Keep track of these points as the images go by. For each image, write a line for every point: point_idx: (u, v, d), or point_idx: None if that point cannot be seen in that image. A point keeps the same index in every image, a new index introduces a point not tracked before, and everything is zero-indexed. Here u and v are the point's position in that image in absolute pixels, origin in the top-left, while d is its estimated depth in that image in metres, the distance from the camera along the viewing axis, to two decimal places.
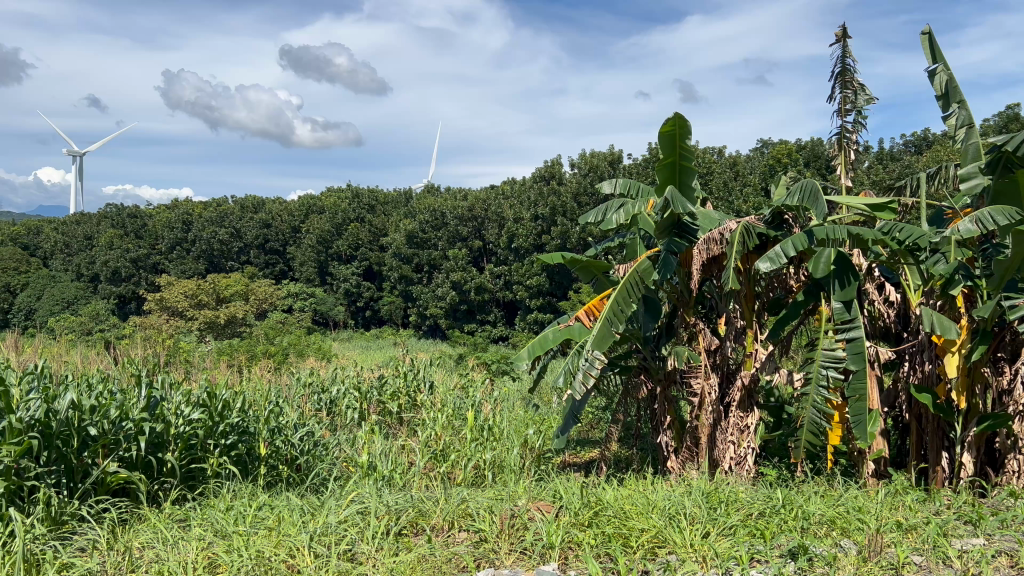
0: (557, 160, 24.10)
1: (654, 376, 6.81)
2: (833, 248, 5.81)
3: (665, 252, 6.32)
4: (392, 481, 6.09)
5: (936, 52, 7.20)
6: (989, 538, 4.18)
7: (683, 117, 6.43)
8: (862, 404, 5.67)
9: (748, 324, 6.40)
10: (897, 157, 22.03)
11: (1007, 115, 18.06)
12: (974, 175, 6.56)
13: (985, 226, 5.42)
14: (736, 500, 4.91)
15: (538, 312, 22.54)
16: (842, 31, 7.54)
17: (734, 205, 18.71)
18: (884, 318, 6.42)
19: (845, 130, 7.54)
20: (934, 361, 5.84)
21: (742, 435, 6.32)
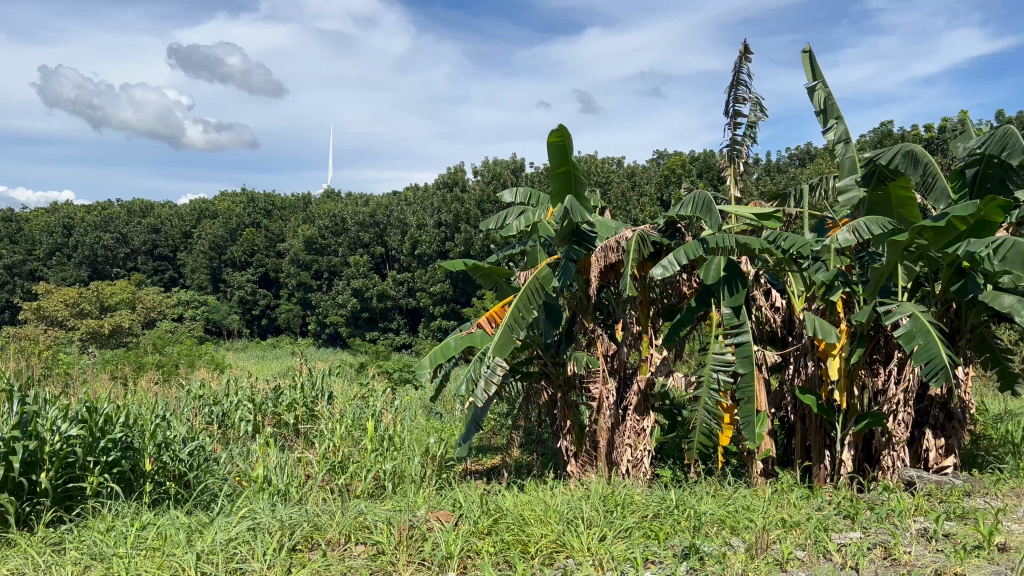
0: (459, 167, 24.14)
1: (554, 382, 6.90)
2: (723, 257, 6.11)
3: (564, 259, 6.39)
4: (287, 495, 5.92)
5: (816, 70, 7.59)
6: (866, 531, 4.40)
7: (568, 129, 6.50)
8: (750, 406, 5.92)
9: (644, 329, 6.57)
10: (783, 169, 23.15)
11: (881, 132, 19.23)
12: (852, 188, 6.69)
13: (861, 236, 5.74)
14: (632, 503, 5.01)
15: (441, 319, 22.47)
16: (744, 46, 7.83)
17: (631, 214, 19.22)
18: (770, 323, 6.65)
19: (736, 142, 7.85)
20: (817, 363, 6.10)
21: (639, 438, 6.47)
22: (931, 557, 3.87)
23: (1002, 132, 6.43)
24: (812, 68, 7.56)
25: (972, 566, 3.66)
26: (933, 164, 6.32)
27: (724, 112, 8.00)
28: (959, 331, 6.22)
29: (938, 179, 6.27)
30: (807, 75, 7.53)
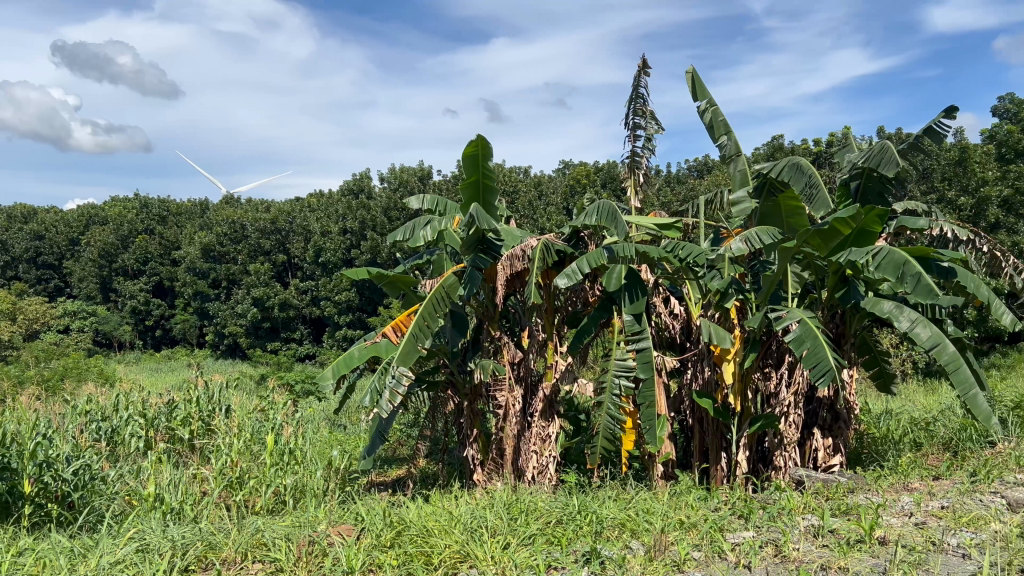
0: (365, 173, 23.86)
1: (461, 390, 6.89)
2: (624, 265, 6.25)
3: (470, 267, 6.40)
4: (181, 514, 5.69)
5: (700, 88, 7.91)
6: (759, 530, 4.57)
7: (485, 139, 6.50)
8: (651, 410, 6.05)
9: (549, 336, 6.67)
10: (682, 180, 23.93)
11: (774, 145, 20.11)
12: (744, 201, 7.12)
13: (753, 246, 5.97)
14: (535, 510, 5.05)
15: (346, 329, 22.10)
16: (642, 61, 8.05)
17: (538, 222, 19.41)
18: (670, 329, 6.84)
19: (635, 154, 8.06)
20: (713, 368, 6.30)
21: (544, 445, 6.54)
22: (818, 553, 4.04)
23: (879, 147, 6.83)
24: (703, 84, 7.85)
25: (854, 560, 3.85)
26: (818, 178, 6.72)
27: (624, 125, 8.20)
28: (844, 335, 6.55)
29: (820, 191, 6.64)
30: (693, 94, 7.83)
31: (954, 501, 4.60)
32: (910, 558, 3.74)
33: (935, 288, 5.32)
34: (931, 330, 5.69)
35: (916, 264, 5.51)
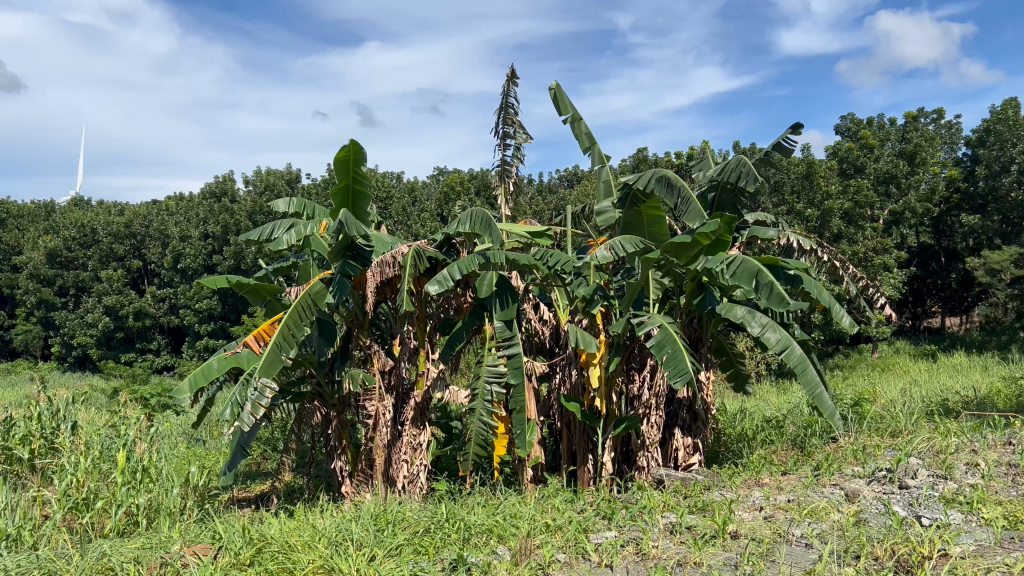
0: (228, 176, 22.96)
1: (328, 401, 6.72)
2: (496, 272, 6.29)
3: (339, 274, 6.21)
4: (18, 541, 5.26)
5: (565, 103, 8.08)
6: (620, 529, 4.71)
7: (359, 145, 6.41)
8: (522, 415, 6.15)
9: (421, 344, 6.61)
10: (552, 188, 24.47)
11: (639, 157, 20.90)
12: (609, 211, 7.27)
13: (617, 253, 6.13)
14: (403, 520, 5.00)
15: (208, 338, 21.16)
16: (509, 71, 8.17)
17: (410, 228, 19.29)
18: (540, 335, 6.97)
19: (505, 163, 8.15)
20: (580, 372, 6.45)
21: (415, 453, 6.52)
22: (675, 549, 4.22)
23: (735, 162, 7.10)
24: (567, 97, 8.04)
25: (708, 554, 4.04)
26: (687, 189, 6.70)
27: (494, 134, 8.28)
28: (701, 339, 6.90)
29: (690, 201, 6.61)
30: (559, 108, 8.00)
31: (798, 494, 4.91)
32: (759, 549, 3.96)
33: (786, 296, 5.67)
34: (780, 333, 6.06)
35: (768, 274, 5.85)
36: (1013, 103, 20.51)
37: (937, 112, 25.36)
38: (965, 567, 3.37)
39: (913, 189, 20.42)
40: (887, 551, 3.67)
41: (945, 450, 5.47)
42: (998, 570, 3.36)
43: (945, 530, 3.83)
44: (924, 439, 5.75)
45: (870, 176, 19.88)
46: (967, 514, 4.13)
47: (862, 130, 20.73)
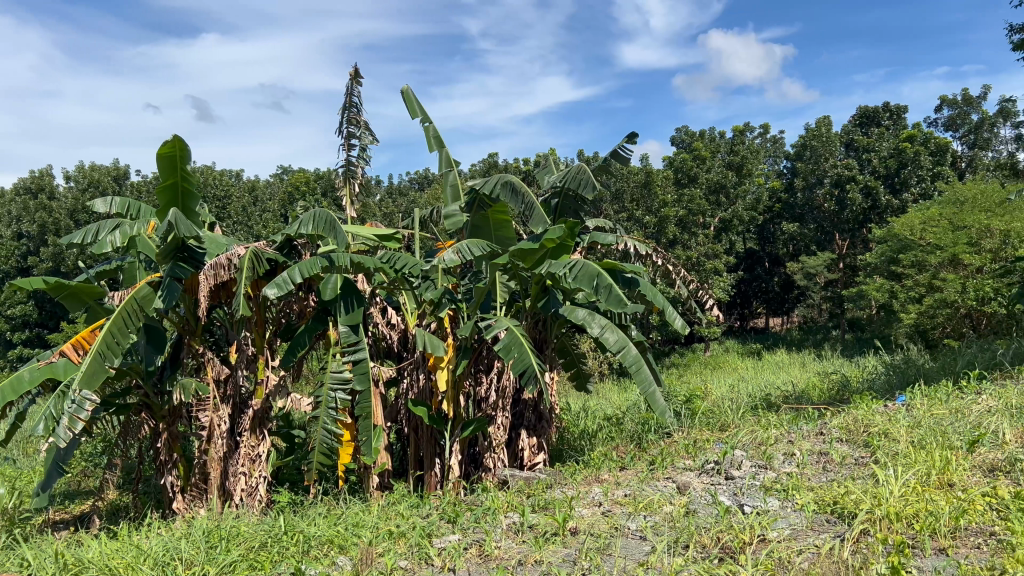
0: (45, 171, 21.16)
1: (157, 413, 6.32)
2: (340, 275, 6.12)
3: (168, 277, 5.88)
4: None
5: (416, 107, 7.99)
6: (464, 532, 4.72)
7: (185, 140, 6.08)
8: (368, 422, 6.03)
9: (259, 351, 6.32)
10: (402, 191, 24.29)
11: (488, 162, 21.16)
12: (456, 214, 7.16)
13: (465, 257, 6.03)
14: (237, 535, 4.78)
15: (21, 347, 19.38)
16: (354, 70, 8.02)
17: (252, 229, 18.54)
18: (387, 339, 6.87)
19: (350, 164, 7.99)
20: (427, 376, 6.39)
21: (253, 465, 6.27)
22: (517, 549, 4.28)
23: (576, 169, 7.26)
24: (417, 101, 7.94)
25: (548, 552, 4.13)
26: (531, 197, 6.92)
27: (338, 134, 8.10)
28: (545, 341, 7.06)
29: (536, 209, 6.86)
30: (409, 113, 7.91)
31: (634, 489, 5.11)
32: (596, 545, 4.09)
33: (623, 298, 5.90)
34: (618, 334, 6.30)
35: (607, 276, 6.07)
36: (826, 121, 22.43)
37: (762, 127, 27.31)
38: (780, 549, 3.63)
39: (740, 198, 21.87)
40: (713, 539, 3.90)
41: (766, 441, 5.86)
42: (809, 551, 3.65)
43: (764, 517, 4.11)
44: (747, 432, 6.15)
45: (702, 186, 21.11)
46: (783, 500, 4.46)
47: (695, 142, 21.98)
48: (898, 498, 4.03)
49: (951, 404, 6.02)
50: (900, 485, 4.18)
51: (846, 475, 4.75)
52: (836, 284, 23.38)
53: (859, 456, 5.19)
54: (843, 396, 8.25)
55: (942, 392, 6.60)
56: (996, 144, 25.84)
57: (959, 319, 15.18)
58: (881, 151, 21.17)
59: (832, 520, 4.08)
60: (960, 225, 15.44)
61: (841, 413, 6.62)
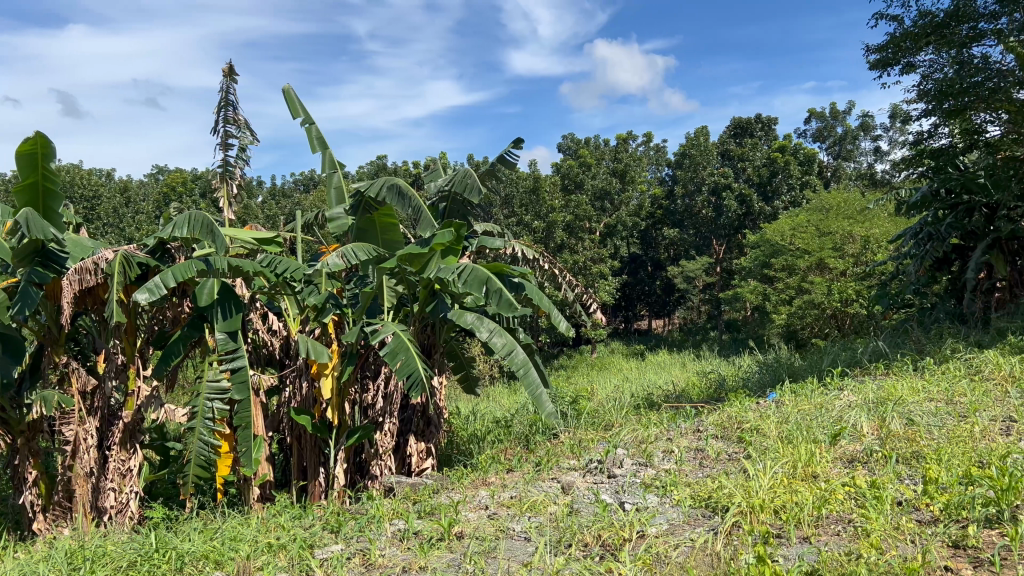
0: None
1: (13, 428, 5.90)
2: (217, 280, 5.87)
3: (24, 282, 5.42)
4: None
5: (297, 106, 7.75)
6: (347, 542, 4.64)
7: (47, 137, 5.71)
8: (248, 432, 5.84)
9: (130, 361, 6.00)
10: (286, 193, 23.64)
11: (376, 165, 20.95)
12: (341, 218, 6.97)
13: (350, 261, 5.91)
14: (104, 555, 4.53)
15: None
16: (228, 67, 7.74)
17: (123, 232, 17.61)
18: (268, 346, 6.70)
19: (228, 164, 7.71)
20: (310, 384, 6.25)
21: (124, 480, 5.97)
22: (401, 556, 4.23)
23: (462, 173, 7.26)
24: (298, 100, 7.72)
25: (433, 558, 4.10)
26: (418, 199, 6.83)
27: (214, 133, 7.80)
28: (434, 345, 7.03)
29: (423, 212, 6.80)
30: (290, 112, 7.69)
31: (519, 491, 5.16)
32: (481, 548, 4.10)
33: (514, 301, 5.98)
34: (505, 338, 6.36)
35: (496, 281, 6.12)
36: (704, 132, 23.39)
37: (644, 137, 28.24)
38: (658, 544, 3.75)
39: (624, 204, 22.49)
40: (595, 537, 3.99)
41: (647, 439, 6.04)
42: (684, 545, 3.78)
43: (643, 513, 4.23)
44: (629, 431, 6.32)
45: (588, 192, 21.59)
46: (662, 496, 4.61)
47: (581, 149, 22.47)
48: (767, 490, 4.24)
49: (815, 400, 6.40)
50: (769, 478, 4.40)
51: (720, 470, 4.97)
52: (713, 287, 24.39)
53: (732, 452, 5.43)
54: (719, 395, 8.62)
55: (808, 389, 7.00)
56: (857, 156, 27.68)
57: (824, 320, 16.15)
58: (754, 161, 22.29)
59: (707, 513, 4.25)
60: (824, 232, 16.44)
61: (716, 411, 6.90)
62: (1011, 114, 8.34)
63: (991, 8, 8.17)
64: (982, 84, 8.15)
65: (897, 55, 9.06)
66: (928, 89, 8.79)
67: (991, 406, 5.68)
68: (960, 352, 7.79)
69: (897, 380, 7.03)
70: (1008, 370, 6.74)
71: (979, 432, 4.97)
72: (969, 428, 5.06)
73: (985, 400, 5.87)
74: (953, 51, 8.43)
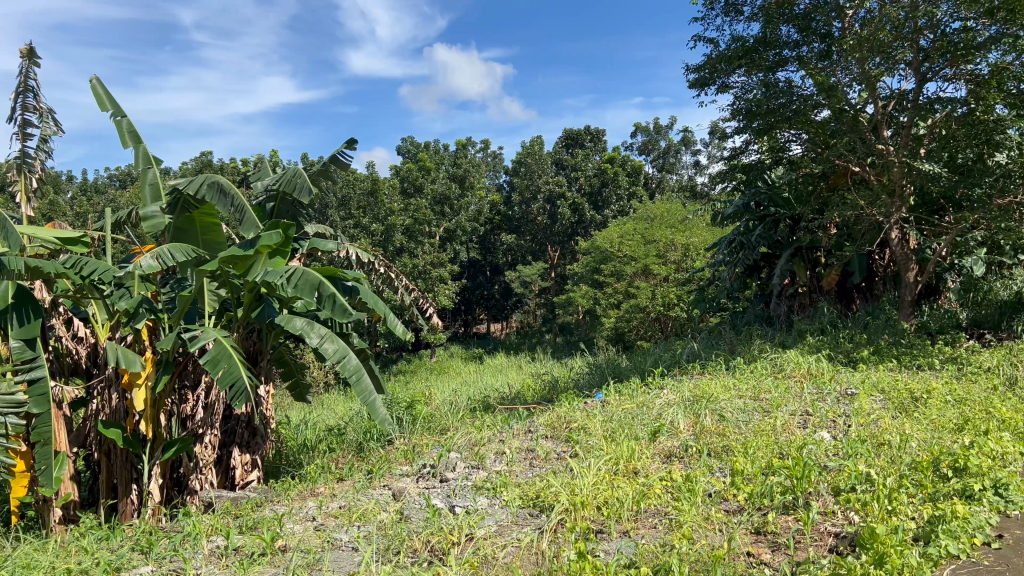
0: None
1: None
2: (12, 281, 5.32)
3: None
4: None
5: (104, 99, 7.12)
6: (159, 563, 4.35)
7: None
8: (47, 449, 5.35)
9: None
10: (100, 190, 21.93)
11: (202, 162, 19.91)
12: (155, 216, 6.58)
13: (165, 263, 5.56)
14: None
15: None
16: (27, 49, 7.08)
17: None
18: (73, 354, 6.16)
19: (26, 155, 7.03)
20: (121, 395, 5.80)
21: None
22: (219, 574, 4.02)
23: (291, 173, 7.06)
24: (107, 92, 7.12)
25: (255, 574, 3.92)
26: (241, 198, 6.59)
27: (9, 121, 7.09)
28: (260, 352, 6.74)
29: (246, 212, 6.60)
30: (99, 104, 7.05)
31: (349, 500, 5.05)
32: (305, 561, 3.97)
33: (348, 306, 5.95)
34: (337, 344, 6.20)
35: (329, 286, 6.04)
36: (538, 141, 23.95)
37: (482, 143, 28.66)
38: (485, 546, 3.78)
39: (462, 209, 22.68)
40: (423, 543, 3.97)
41: (479, 442, 6.09)
42: (510, 545, 3.84)
43: (472, 516, 4.26)
44: (461, 434, 6.35)
45: (426, 196, 21.58)
46: (492, 498, 4.66)
47: (419, 153, 22.43)
48: (591, 487, 4.39)
49: (639, 399, 6.71)
50: (593, 476, 4.56)
51: (549, 469, 5.09)
52: (548, 292, 25.09)
53: (560, 451, 5.58)
54: (552, 396, 8.86)
55: (632, 388, 7.34)
56: (679, 169, 29.43)
57: (649, 323, 17.04)
58: (586, 171, 23.30)
59: (534, 512, 4.34)
60: (650, 240, 17.34)
61: (548, 411, 7.07)
62: (811, 134, 9.15)
63: (793, 37, 8.93)
64: (785, 106, 8.89)
65: (714, 75, 9.66)
66: (740, 108, 9.46)
67: (791, 401, 6.20)
68: (766, 352, 8.43)
69: (712, 378, 7.51)
70: (807, 368, 7.39)
71: (780, 426, 5.40)
72: (772, 422, 5.49)
73: (786, 396, 6.40)
74: (762, 73, 9.12)
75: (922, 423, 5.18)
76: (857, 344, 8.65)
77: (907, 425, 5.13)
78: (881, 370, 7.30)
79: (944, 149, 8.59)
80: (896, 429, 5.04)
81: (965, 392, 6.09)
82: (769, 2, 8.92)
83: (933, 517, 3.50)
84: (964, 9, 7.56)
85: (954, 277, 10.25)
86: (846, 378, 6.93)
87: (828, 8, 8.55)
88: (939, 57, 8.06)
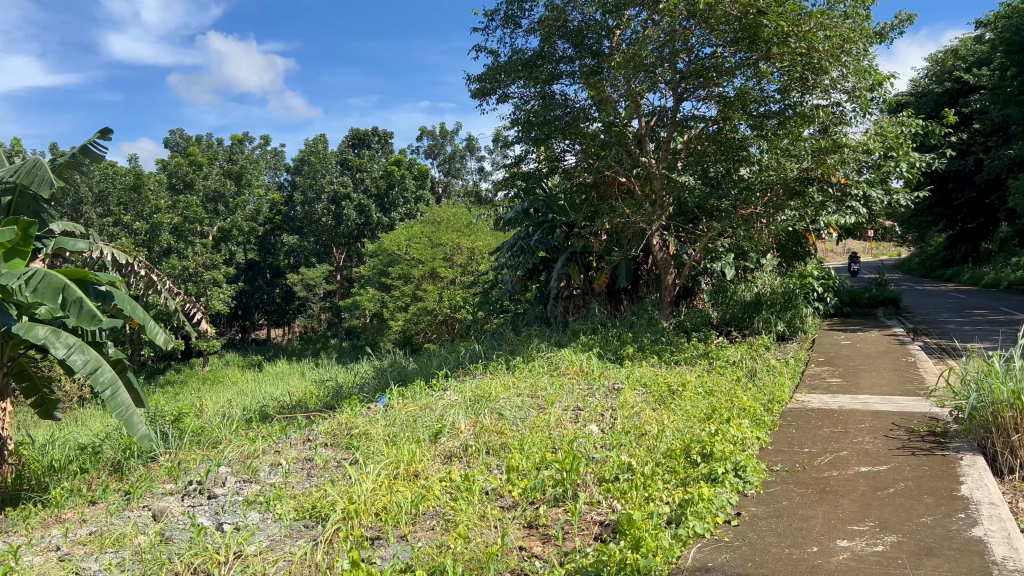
0: None
1: None
2: None
3: None
4: None
5: None
6: None
7: None
8: None
9: None
10: None
11: None
12: None
13: None
14: None
15: None
16: None
17: None
18: None
19: None
20: None
21: None
22: None
23: (32, 163, 6.35)
24: None
25: None
26: None
27: None
28: None
29: None
30: None
31: (101, 525, 4.61)
32: None
33: (98, 312, 5.43)
34: (88, 354, 5.65)
35: (76, 290, 5.48)
36: (322, 140, 23.37)
37: (262, 140, 27.49)
38: (254, 563, 3.61)
39: (239, 208, 21.62)
40: (185, 565, 3.73)
41: (252, 454, 5.81)
42: (283, 559, 3.69)
43: (241, 533, 4.04)
44: (233, 447, 6.01)
45: (198, 193, 20.39)
46: (264, 512, 4.46)
47: (191, 147, 21.07)
48: (369, 493, 4.34)
49: (420, 401, 6.74)
50: (371, 482, 4.49)
51: (325, 479, 4.94)
52: (334, 294, 24.54)
53: (340, 459, 5.45)
54: (334, 402, 8.64)
55: (414, 391, 7.36)
56: (465, 174, 29.99)
57: (436, 325, 17.17)
58: (372, 172, 23.07)
59: (309, 524, 4.21)
60: (435, 243, 17.56)
61: (328, 418, 6.90)
62: (583, 146, 9.69)
63: (567, 52, 9.37)
64: (560, 118, 9.37)
65: (494, 85, 9.93)
66: (518, 118, 9.83)
67: (564, 397, 6.51)
68: (542, 352, 8.78)
69: (491, 378, 7.70)
70: (578, 365, 7.80)
71: (553, 422, 5.64)
72: (546, 419, 5.72)
73: (559, 392, 6.72)
74: (539, 86, 9.52)
75: (677, 414, 5.65)
76: (624, 342, 9.26)
77: (664, 416, 5.57)
78: (644, 365, 7.87)
79: (698, 164, 9.45)
80: (654, 421, 5.45)
81: (714, 384, 6.72)
82: (544, 17, 9.31)
83: (684, 499, 3.86)
84: (714, 36, 8.35)
85: (707, 280, 11.35)
86: (613, 374, 7.40)
87: (598, 27, 9.06)
88: (693, 78, 8.81)
